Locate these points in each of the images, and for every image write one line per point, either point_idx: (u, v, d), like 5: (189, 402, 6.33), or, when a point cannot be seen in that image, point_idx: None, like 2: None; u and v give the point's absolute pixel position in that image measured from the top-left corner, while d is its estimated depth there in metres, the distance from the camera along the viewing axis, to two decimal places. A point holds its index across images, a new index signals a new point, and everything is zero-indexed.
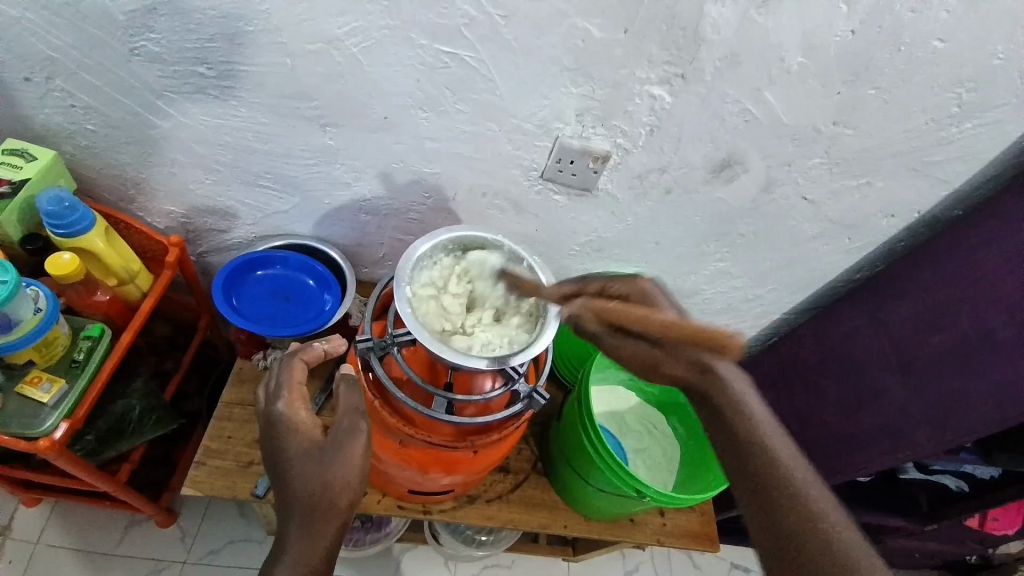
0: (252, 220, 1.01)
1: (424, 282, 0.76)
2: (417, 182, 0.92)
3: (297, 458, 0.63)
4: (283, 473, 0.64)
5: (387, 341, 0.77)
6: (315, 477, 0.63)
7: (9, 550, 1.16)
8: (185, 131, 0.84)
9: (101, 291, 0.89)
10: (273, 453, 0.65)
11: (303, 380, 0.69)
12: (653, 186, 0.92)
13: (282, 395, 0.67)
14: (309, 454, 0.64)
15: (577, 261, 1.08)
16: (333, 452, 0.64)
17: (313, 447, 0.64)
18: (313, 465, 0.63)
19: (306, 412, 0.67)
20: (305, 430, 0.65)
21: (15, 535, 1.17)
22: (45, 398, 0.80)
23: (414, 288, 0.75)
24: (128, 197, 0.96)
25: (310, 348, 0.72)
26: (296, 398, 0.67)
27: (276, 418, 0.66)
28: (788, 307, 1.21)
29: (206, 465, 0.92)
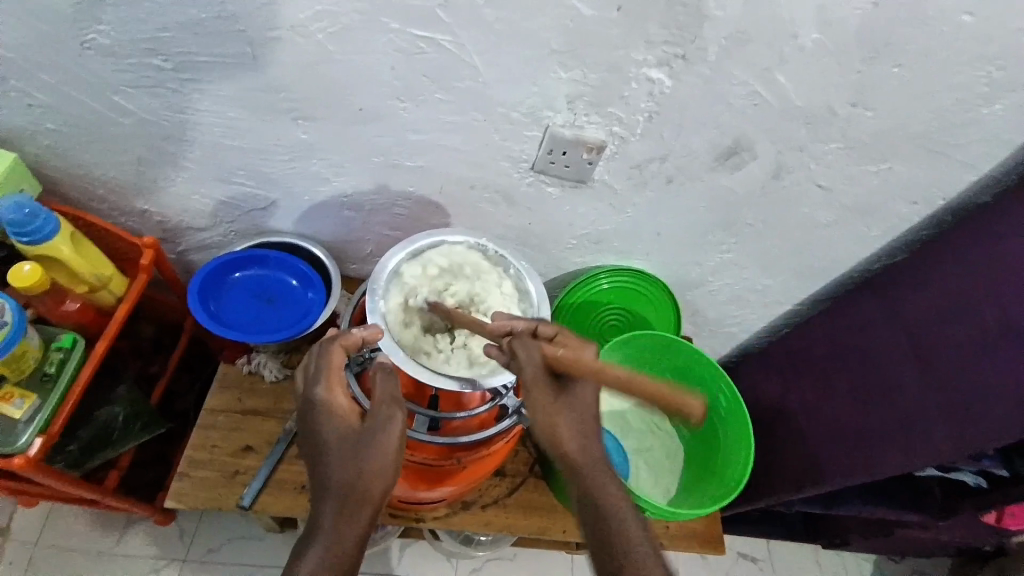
0: (230, 218, 0.97)
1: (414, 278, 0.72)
2: (400, 176, 0.87)
3: (335, 442, 0.59)
4: (318, 461, 0.60)
5: (366, 356, 0.73)
6: (351, 466, 0.58)
7: (9, 552, 1.16)
8: (151, 128, 0.79)
9: (70, 300, 0.84)
10: (311, 439, 0.61)
11: (342, 367, 0.64)
12: (655, 176, 0.85)
13: (321, 380, 0.62)
14: (346, 440, 0.60)
15: (574, 255, 1.03)
16: (369, 441, 0.60)
17: (350, 435, 0.60)
18: (350, 453, 0.59)
19: (346, 397, 0.63)
20: (343, 417, 0.61)
21: (14, 537, 1.17)
22: (17, 415, 0.75)
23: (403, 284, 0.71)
24: (99, 197, 0.91)
25: (350, 333, 0.65)
26: (335, 384, 0.63)
27: (315, 404, 0.62)
28: (799, 297, 1.15)
29: (191, 477, 0.89)
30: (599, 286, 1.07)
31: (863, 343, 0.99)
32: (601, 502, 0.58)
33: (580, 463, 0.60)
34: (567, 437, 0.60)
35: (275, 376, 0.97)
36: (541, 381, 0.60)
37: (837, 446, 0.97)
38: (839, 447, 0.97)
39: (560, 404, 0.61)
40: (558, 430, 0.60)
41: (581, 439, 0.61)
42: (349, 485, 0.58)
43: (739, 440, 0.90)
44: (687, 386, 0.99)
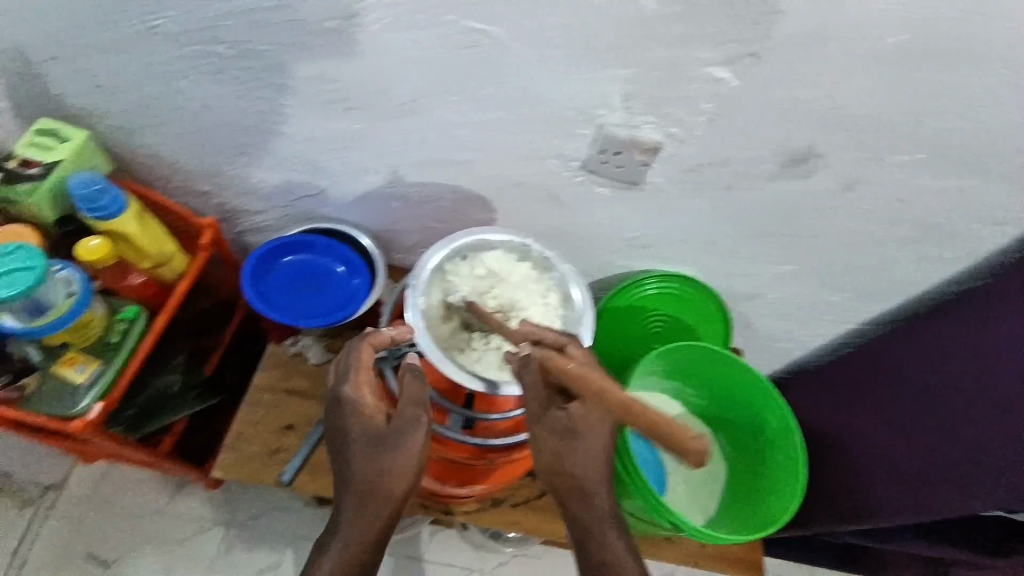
0: (283, 203, 0.99)
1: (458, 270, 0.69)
2: (447, 170, 0.86)
3: (359, 441, 0.61)
4: (344, 454, 0.62)
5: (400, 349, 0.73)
6: (373, 466, 0.60)
7: (65, 504, 1.25)
8: (213, 115, 0.82)
9: (134, 274, 0.88)
10: (338, 433, 0.63)
11: (371, 366, 0.64)
12: (712, 181, 0.80)
13: (348, 378, 0.63)
14: (370, 440, 0.61)
15: (620, 257, 0.99)
16: (393, 443, 0.61)
17: (374, 433, 0.61)
18: (373, 452, 0.61)
19: (371, 396, 0.63)
20: (368, 416, 0.62)
21: (71, 491, 1.26)
22: (79, 379, 0.79)
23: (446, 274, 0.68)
24: (165, 177, 0.95)
25: (378, 331, 0.64)
26: (362, 383, 0.63)
27: (341, 401, 0.62)
28: (863, 317, 1.06)
29: (237, 451, 0.93)
30: (645, 290, 1.03)
31: (931, 367, 0.90)
32: (594, 541, 0.58)
33: (581, 499, 0.59)
34: (567, 471, 0.58)
35: (319, 358, 0.99)
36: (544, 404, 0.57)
37: (890, 480, 0.90)
38: (890, 476, 0.90)
39: (565, 436, 0.57)
40: (559, 464, 0.58)
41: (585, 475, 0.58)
42: (370, 483, 0.61)
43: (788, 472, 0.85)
44: (733, 404, 0.93)
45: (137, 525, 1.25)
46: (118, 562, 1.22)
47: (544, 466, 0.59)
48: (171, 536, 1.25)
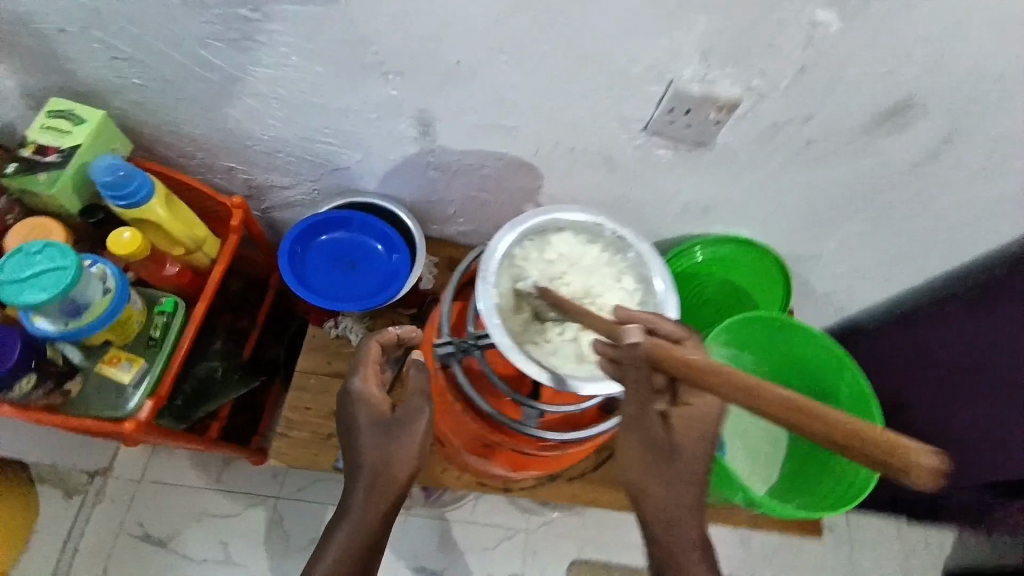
0: (313, 177, 0.93)
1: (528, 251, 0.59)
2: (494, 137, 0.79)
3: (366, 429, 0.64)
4: (352, 442, 0.65)
5: (469, 343, 0.65)
6: (379, 453, 0.63)
7: (114, 487, 1.25)
8: (237, 85, 0.74)
9: (169, 264, 0.83)
10: (348, 423, 0.66)
11: (379, 360, 0.68)
12: (788, 138, 0.73)
13: (357, 371, 0.66)
14: (377, 428, 0.64)
15: (676, 223, 0.93)
16: (399, 429, 0.63)
17: (382, 422, 0.64)
18: (380, 438, 0.64)
19: (379, 388, 0.66)
20: (376, 406, 0.65)
21: (117, 474, 1.26)
22: (126, 378, 0.76)
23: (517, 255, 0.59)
24: (186, 153, 0.89)
25: (387, 330, 0.70)
26: (370, 375, 0.66)
27: (351, 393, 0.66)
28: (931, 274, 1.00)
29: (288, 437, 0.91)
30: (694, 258, 0.97)
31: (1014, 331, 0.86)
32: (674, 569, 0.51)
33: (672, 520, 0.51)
34: (655, 485, 0.51)
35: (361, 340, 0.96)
36: (647, 406, 0.50)
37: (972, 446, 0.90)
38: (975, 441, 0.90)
39: (659, 444, 0.51)
40: (647, 473, 0.52)
41: (676, 492, 0.51)
42: (376, 470, 0.63)
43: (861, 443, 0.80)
44: (800, 372, 0.89)
45: (190, 502, 1.26)
46: (175, 539, 1.24)
47: (630, 472, 0.52)
48: (224, 510, 1.26)
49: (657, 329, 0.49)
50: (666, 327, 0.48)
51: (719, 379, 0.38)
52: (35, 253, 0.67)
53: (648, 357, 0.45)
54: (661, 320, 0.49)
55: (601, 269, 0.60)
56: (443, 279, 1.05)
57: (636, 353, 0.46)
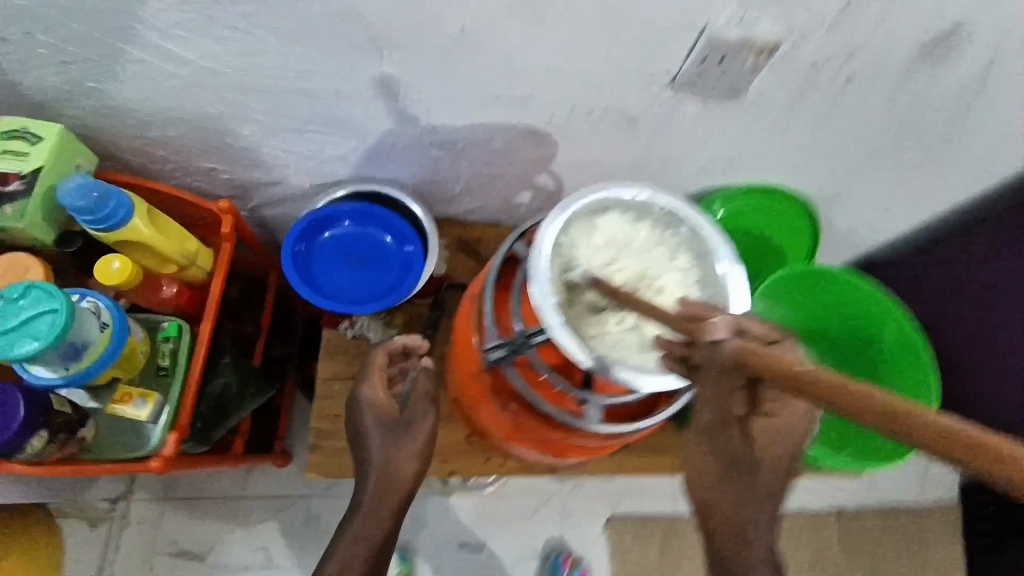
0: (304, 169, 0.84)
1: (579, 237, 0.54)
2: (504, 108, 0.72)
3: (373, 429, 0.72)
4: (361, 442, 0.73)
5: (519, 341, 0.59)
6: (384, 452, 0.71)
7: (138, 510, 1.21)
8: (210, 77, 0.66)
9: (165, 285, 0.77)
10: (356, 423, 0.74)
11: (386, 368, 0.76)
12: (829, 76, 0.67)
13: (366, 377, 0.75)
14: (383, 428, 0.72)
15: (699, 178, 0.88)
16: (404, 430, 0.72)
17: (389, 423, 0.73)
18: (387, 437, 0.72)
19: (385, 393, 0.75)
20: (382, 407, 0.74)
21: (139, 497, 1.21)
22: (142, 415, 0.71)
23: (568, 243, 0.54)
24: (160, 158, 0.80)
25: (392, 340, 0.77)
26: (377, 381, 0.75)
27: (360, 397, 0.75)
28: (959, 202, 0.97)
29: (323, 449, 0.87)
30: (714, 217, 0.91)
31: None
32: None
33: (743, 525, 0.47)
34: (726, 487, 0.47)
35: (381, 338, 0.92)
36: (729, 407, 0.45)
37: None
38: None
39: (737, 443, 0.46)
40: (719, 471, 0.47)
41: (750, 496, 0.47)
42: (382, 470, 0.70)
43: (910, 386, 0.83)
44: (838, 319, 0.87)
45: (219, 514, 1.22)
46: (212, 551, 1.20)
47: (699, 470, 0.47)
48: (257, 515, 1.22)
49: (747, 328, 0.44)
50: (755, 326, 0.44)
51: (792, 376, 0.36)
52: (18, 298, 0.60)
53: (737, 359, 0.41)
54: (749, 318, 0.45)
55: (656, 250, 0.56)
56: (455, 262, 0.99)
57: (722, 353, 0.42)
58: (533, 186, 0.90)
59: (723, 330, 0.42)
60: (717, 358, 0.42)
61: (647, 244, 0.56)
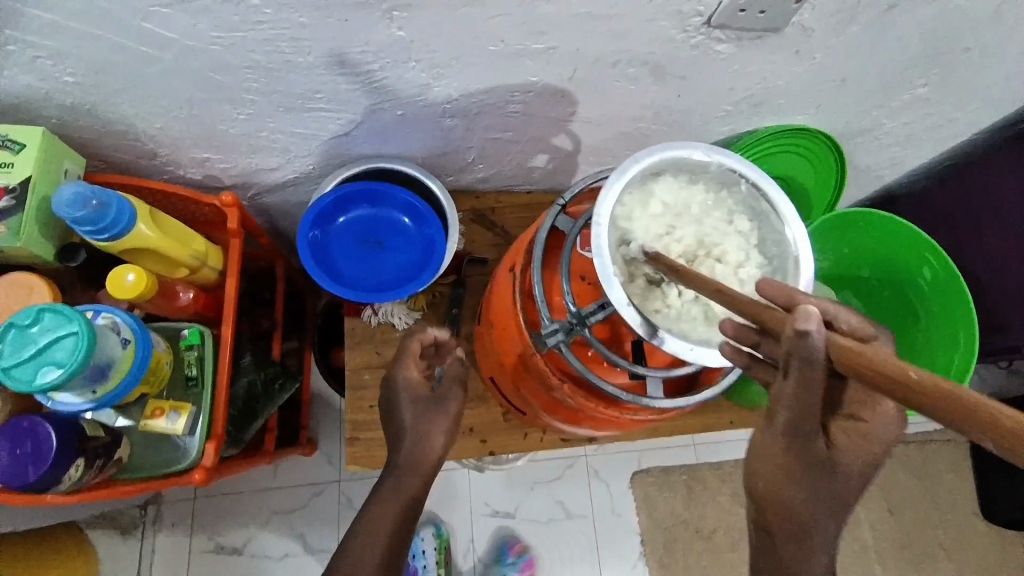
0: (306, 151, 0.78)
1: (635, 206, 0.51)
2: (523, 66, 0.66)
3: (407, 406, 0.70)
4: (395, 420, 0.71)
5: (575, 321, 0.57)
6: (414, 433, 0.69)
7: (169, 512, 1.18)
8: (199, 59, 0.59)
9: (182, 291, 0.71)
10: (389, 401, 0.72)
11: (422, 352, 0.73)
12: (873, 3, 0.63)
13: (401, 358, 0.72)
14: (416, 407, 0.70)
15: (723, 125, 0.83)
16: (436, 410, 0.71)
17: (425, 399, 0.70)
18: (420, 415, 0.70)
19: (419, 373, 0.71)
20: (416, 387, 0.71)
21: (167, 499, 1.19)
22: (177, 430, 0.68)
23: (625, 212, 0.50)
24: (149, 153, 0.74)
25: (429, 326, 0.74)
26: (412, 363, 0.72)
27: (393, 377, 0.72)
28: (985, 127, 0.94)
29: (360, 441, 0.85)
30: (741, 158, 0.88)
31: None
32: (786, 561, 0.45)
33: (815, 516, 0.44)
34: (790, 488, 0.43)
35: (406, 324, 0.88)
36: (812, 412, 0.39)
37: None
38: None
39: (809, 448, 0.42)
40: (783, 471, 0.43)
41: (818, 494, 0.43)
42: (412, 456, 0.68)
43: (949, 325, 0.79)
44: (870, 257, 0.85)
45: (250, 508, 1.19)
46: (250, 544, 1.18)
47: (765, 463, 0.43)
48: (290, 503, 1.20)
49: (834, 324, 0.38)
50: (842, 318, 0.38)
51: (860, 367, 0.31)
52: (29, 325, 0.56)
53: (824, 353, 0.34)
54: (837, 307, 0.39)
55: (714, 215, 0.52)
56: (472, 235, 0.95)
57: (812, 350, 0.34)
58: (550, 148, 0.85)
59: (814, 315, 0.34)
60: (805, 355, 0.34)
61: (704, 210, 0.52)
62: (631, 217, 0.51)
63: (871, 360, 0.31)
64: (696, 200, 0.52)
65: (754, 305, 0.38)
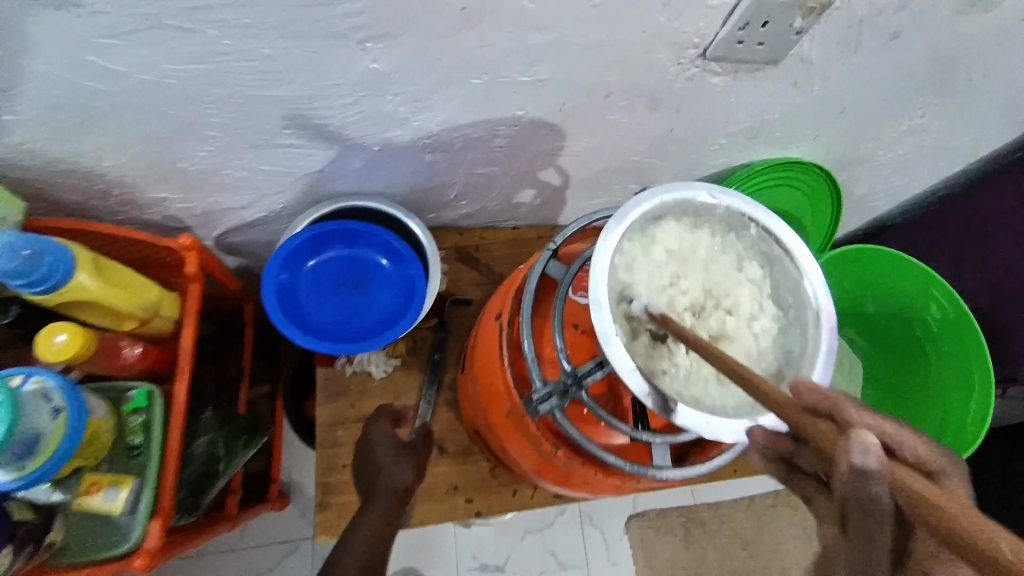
0: (276, 188, 0.73)
1: (635, 254, 0.46)
2: (511, 98, 0.62)
3: (382, 447, 0.70)
4: (370, 463, 0.69)
5: (569, 382, 0.51)
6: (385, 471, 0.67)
7: None
8: (154, 93, 0.54)
9: (126, 346, 0.65)
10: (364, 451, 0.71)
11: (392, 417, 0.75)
12: (876, 32, 0.60)
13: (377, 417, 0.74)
14: (392, 450, 0.70)
15: (718, 157, 0.80)
16: (412, 454, 0.71)
17: (398, 444, 0.71)
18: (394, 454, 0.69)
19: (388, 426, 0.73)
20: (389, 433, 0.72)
21: None
22: (115, 508, 0.61)
23: (625, 262, 0.45)
24: (102, 193, 0.67)
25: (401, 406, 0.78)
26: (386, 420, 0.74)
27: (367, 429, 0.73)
28: (979, 157, 0.93)
29: (332, 507, 0.77)
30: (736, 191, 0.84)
31: None
32: None
33: None
34: None
35: (384, 371, 0.82)
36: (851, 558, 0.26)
37: None
38: None
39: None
40: None
41: None
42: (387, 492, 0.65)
43: (966, 363, 0.74)
44: (875, 293, 0.81)
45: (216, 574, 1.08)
46: None
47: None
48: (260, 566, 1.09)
49: (892, 451, 0.27)
50: (906, 444, 0.27)
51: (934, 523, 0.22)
52: None
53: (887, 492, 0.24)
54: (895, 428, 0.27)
55: (722, 263, 0.47)
56: (455, 273, 0.89)
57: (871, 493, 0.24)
58: (537, 183, 0.81)
59: (875, 450, 0.25)
60: (867, 503, 0.24)
61: (710, 257, 0.47)
62: (632, 267, 0.45)
63: (942, 514, 0.22)
64: (703, 247, 0.47)
65: (793, 411, 0.30)
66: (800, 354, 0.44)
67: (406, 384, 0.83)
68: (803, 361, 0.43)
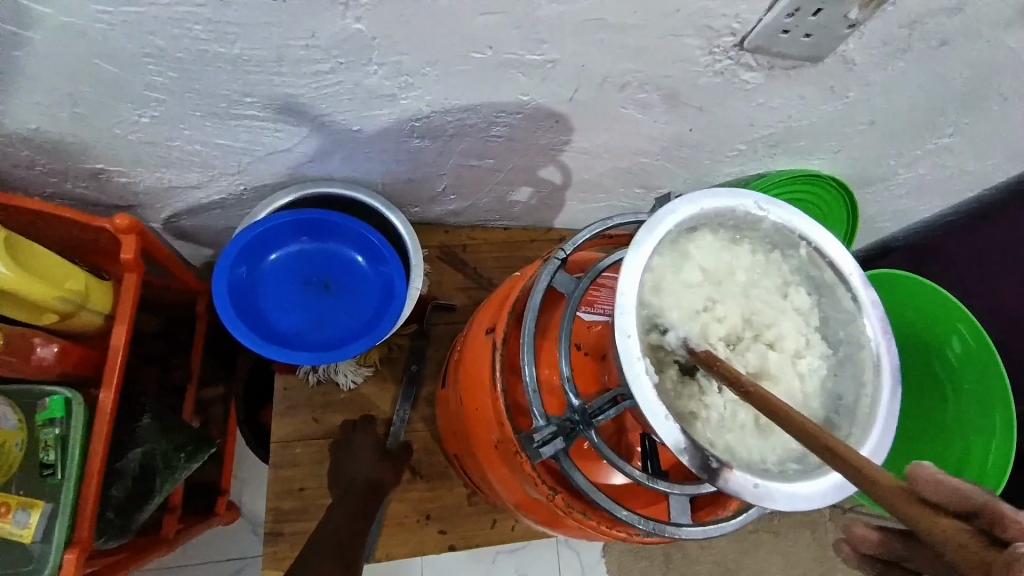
0: (236, 168, 0.63)
1: (665, 273, 0.38)
2: (514, 81, 0.53)
3: None
4: None
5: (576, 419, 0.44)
6: None
7: None
8: (79, 41, 0.44)
9: (41, 343, 0.54)
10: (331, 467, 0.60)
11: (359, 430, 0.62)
12: (926, 35, 0.54)
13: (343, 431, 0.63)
14: None
15: (732, 164, 0.73)
16: None
17: None
18: None
19: None
20: None
21: None
22: (25, 535, 0.51)
23: (653, 282, 0.38)
24: (21, 161, 0.56)
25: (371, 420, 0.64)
26: None
27: None
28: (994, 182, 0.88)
29: (284, 536, 0.68)
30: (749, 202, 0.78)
31: None
32: None
33: None
34: None
35: (353, 382, 0.73)
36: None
37: None
38: None
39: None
40: None
41: None
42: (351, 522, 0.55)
43: (986, 403, 0.69)
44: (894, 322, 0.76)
45: None
46: None
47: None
48: None
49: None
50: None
51: None
52: None
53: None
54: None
55: (764, 286, 0.40)
56: (438, 276, 0.80)
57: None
58: (535, 180, 0.73)
59: None
60: None
61: (750, 279, 0.40)
62: (660, 289, 0.38)
63: None
64: (742, 268, 0.40)
65: (903, 502, 0.25)
66: (854, 405, 0.37)
67: (377, 398, 0.74)
68: (859, 413, 0.37)
